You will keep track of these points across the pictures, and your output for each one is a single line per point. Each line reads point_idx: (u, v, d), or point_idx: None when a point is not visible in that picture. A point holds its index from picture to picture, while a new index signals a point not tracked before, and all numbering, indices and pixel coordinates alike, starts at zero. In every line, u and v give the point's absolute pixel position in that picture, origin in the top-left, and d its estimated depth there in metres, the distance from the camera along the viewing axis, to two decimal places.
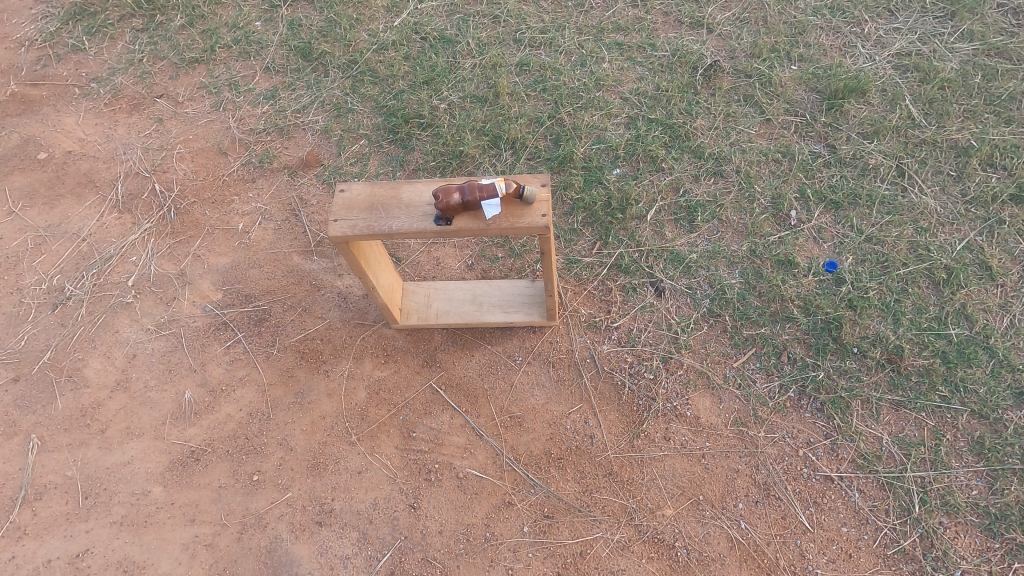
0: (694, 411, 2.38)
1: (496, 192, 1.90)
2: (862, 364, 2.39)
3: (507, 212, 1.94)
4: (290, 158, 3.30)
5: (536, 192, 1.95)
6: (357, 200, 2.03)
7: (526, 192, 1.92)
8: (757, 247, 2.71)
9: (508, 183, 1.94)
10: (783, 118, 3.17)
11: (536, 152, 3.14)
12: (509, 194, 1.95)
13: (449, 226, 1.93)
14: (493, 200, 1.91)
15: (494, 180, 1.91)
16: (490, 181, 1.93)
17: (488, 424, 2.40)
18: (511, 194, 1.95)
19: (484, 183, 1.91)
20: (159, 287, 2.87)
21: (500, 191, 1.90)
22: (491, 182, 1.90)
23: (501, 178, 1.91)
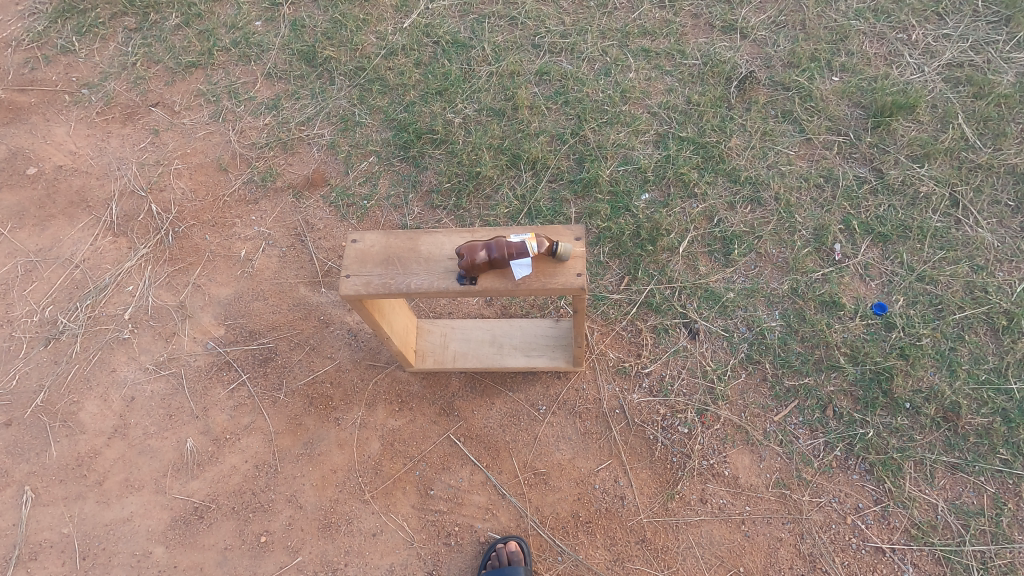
0: (733, 471, 2.22)
1: (527, 251, 1.69)
2: (915, 422, 2.22)
3: (537, 271, 1.74)
4: (294, 177, 3.09)
5: (571, 248, 1.74)
6: (371, 252, 1.83)
7: (560, 249, 1.71)
8: (799, 285, 2.51)
9: (539, 239, 1.72)
10: (825, 137, 2.93)
11: (559, 173, 2.91)
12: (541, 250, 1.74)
13: (474, 285, 1.73)
14: (523, 260, 1.70)
15: (525, 237, 1.69)
16: (520, 237, 1.71)
17: (511, 481, 2.25)
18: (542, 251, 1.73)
19: (513, 242, 1.70)
20: (157, 321, 2.69)
21: (531, 250, 1.69)
22: (521, 238, 1.69)
23: (532, 235, 1.70)
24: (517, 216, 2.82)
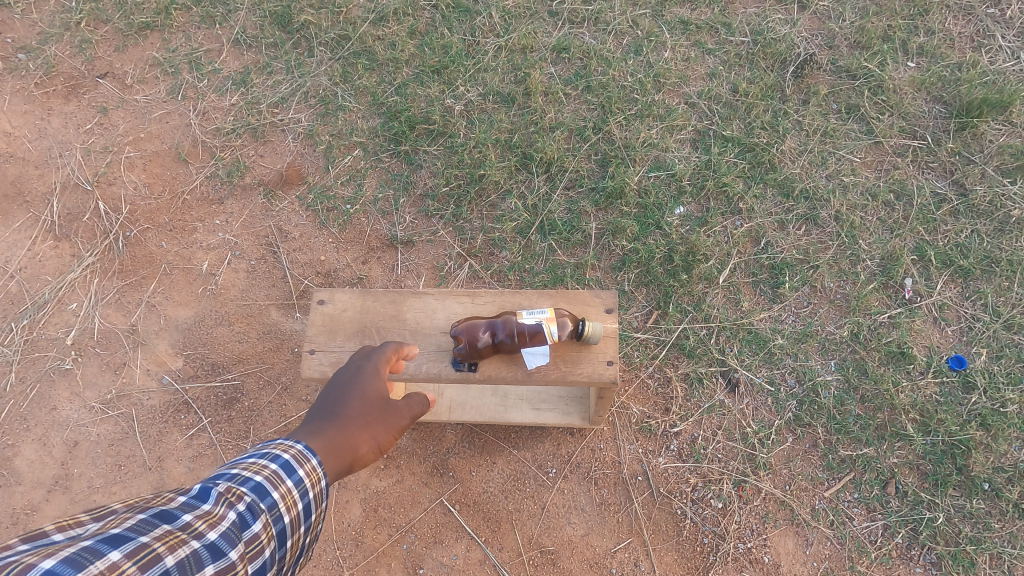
0: (774, 557, 1.89)
1: (542, 335, 1.29)
2: (994, 507, 1.88)
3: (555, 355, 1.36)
4: (266, 172, 2.64)
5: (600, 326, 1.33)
6: (343, 318, 1.44)
7: (584, 330, 1.31)
8: (861, 330, 2.11)
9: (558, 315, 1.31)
10: (896, 141, 2.45)
11: (578, 177, 2.46)
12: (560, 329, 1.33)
13: (473, 373, 1.35)
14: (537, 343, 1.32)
15: (539, 317, 1.27)
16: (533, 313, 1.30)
17: (513, 561, 1.93)
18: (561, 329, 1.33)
19: (523, 322, 1.29)
20: (105, 349, 2.31)
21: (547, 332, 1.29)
22: (535, 320, 1.28)
23: (550, 312, 1.28)
24: (527, 230, 2.38)
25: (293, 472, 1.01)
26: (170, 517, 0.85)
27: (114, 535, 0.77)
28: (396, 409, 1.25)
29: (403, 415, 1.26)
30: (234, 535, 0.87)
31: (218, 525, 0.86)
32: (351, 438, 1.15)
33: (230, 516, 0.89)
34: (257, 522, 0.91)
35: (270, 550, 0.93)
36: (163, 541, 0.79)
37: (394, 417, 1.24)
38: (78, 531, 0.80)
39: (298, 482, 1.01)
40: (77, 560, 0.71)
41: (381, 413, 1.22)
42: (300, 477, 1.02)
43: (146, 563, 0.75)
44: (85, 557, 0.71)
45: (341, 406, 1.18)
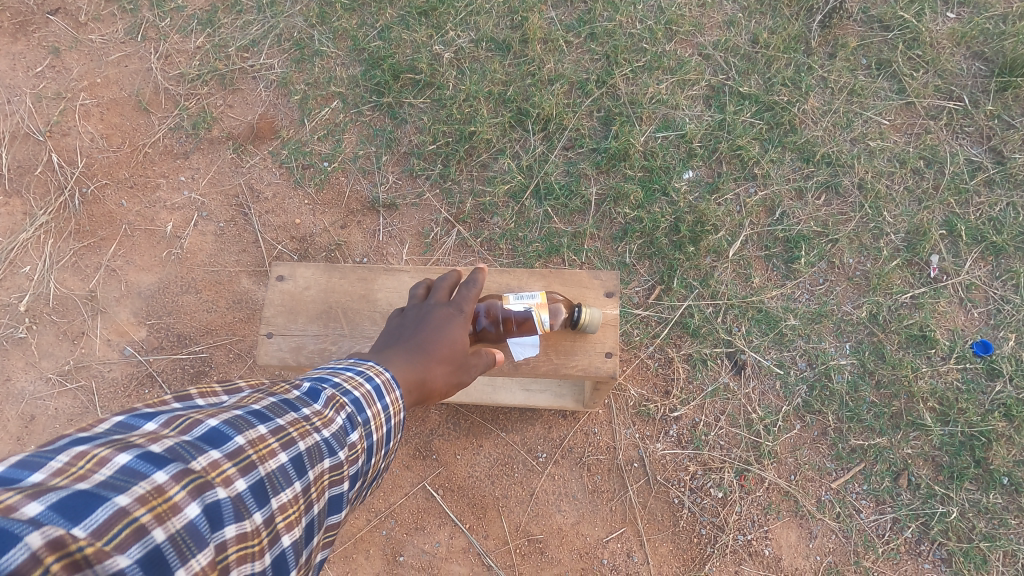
0: (775, 550, 1.78)
1: (532, 324, 1.13)
2: (1012, 502, 1.76)
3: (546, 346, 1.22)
4: (236, 124, 2.40)
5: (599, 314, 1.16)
6: (305, 297, 1.26)
7: (580, 318, 1.14)
8: (880, 311, 1.95)
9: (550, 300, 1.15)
10: (930, 102, 2.22)
11: (578, 136, 2.23)
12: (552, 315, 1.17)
13: None
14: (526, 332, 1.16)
15: (529, 304, 1.11)
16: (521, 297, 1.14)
17: (499, 550, 1.82)
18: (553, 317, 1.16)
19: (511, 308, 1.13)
20: (62, 316, 2.14)
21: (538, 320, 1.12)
22: (524, 310, 1.11)
23: (541, 296, 1.12)
24: (520, 194, 2.18)
25: (380, 398, 0.94)
26: (296, 406, 0.86)
27: (256, 411, 0.82)
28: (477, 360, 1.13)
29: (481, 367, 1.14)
30: (344, 438, 0.86)
31: (331, 425, 0.85)
32: (432, 377, 1.04)
33: (340, 420, 0.87)
34: (356, 435, 0.88)
35: (363, 463, 0.90)
36: (294, 426, 0.82)
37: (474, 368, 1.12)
38: (216, 401, 0.90)
39: (388, 405, 0.95)
40: (230, 427, 0.78)
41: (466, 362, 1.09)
42: (387, 403, 0.95)
43: (283, 444, 0.79)
44: (235, 425, 0.78)
45: (430, 339, 1.06)
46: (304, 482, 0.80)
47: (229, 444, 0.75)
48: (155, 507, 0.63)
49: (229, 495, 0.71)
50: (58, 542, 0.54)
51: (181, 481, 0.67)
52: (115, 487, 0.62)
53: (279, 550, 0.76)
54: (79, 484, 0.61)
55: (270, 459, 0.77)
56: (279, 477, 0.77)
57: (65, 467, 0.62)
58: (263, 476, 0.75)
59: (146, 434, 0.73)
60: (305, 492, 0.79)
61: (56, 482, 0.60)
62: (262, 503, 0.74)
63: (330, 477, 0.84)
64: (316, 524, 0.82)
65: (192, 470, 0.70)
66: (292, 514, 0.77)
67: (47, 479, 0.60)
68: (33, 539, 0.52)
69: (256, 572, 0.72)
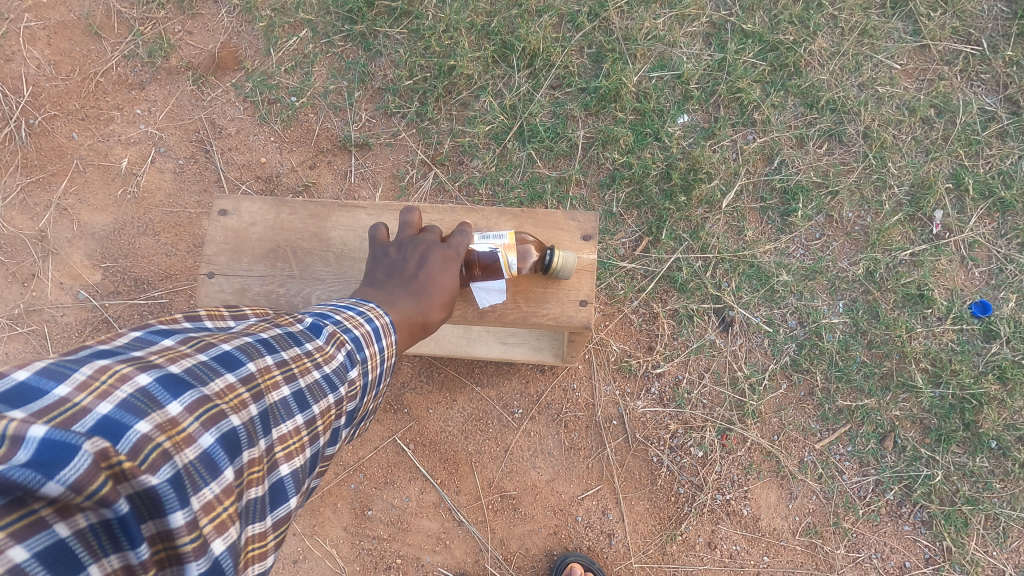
0: (753, 510, 1.73)
1: (497, 268, 1.04)
2: (997, 466, 1.71)
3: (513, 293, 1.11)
4: (195, 53, 2.20)
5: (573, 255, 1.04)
6: (250, 235, 1.14)
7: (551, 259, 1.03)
8: (877, 268, 1.85)
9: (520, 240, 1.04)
10: (946, 45, 2.06)
11: (566, 74, 2.06)
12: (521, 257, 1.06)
13: None
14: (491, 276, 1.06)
15: (494, 244, 1.01)
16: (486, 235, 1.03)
17: (470, 505, 1.77)
18: (522, 260, 1.05)
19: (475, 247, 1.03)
20: (10, 257, 2.00)
21: (504, 261, 1.01)
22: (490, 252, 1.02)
23: (508, 235, 1.01)
24: (502, 136, 2.03)
25: (378, 342, 0.87)
26: (300, 340, 0.80)
27: (263, 340, 0.77)
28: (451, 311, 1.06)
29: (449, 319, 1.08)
30: (343, 374, 0.80)
31: (333, 361, 0.79)
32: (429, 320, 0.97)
33: (341, 358, 0.81)
34: (352, 374, 0.82)
35: (360, 401, 0.85)
36: (298, 361, 0.76)
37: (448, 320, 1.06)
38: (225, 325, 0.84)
39: (384, 348, 0.88)
40: (241, 353, 0.73)
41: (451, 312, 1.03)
42: (382, 347, 0.87)
43: (287, 377, 0.74)
44: (246, 352, 0.73)
45: (432, 283, 0.97)
46: (308, 416, 0.75)
47: (241, 370, 0.70)
48: (175, 433, 0.59)
49: (241, 421, 0.67)
50: (107, 452, 0.51)
51: (197, 409, 0.63)
52: (134, 408, 0.58)
53: (278, 479, 0.71)
54: (104, 404, 0.57)
55: (275, 391, 0.72)
56: (282, 409, 0.72)
57: (89, 381, 0.58)
58: (269, 406, 0.71)
59: (161, 353, 0.68)
60: (309, 425, 0.75)
61: (79, 398, 0.56)
62: (268, 431, 0.70)
63: (334, 413, 0.79)
64: (318, 457, 0.78)
65: (207, 396, 0.65)
66: (293, 445, 0.73)
67: (72, 394, 0.56)
68: (89, 446, 0.50)
69: (259, 498, 0.68)
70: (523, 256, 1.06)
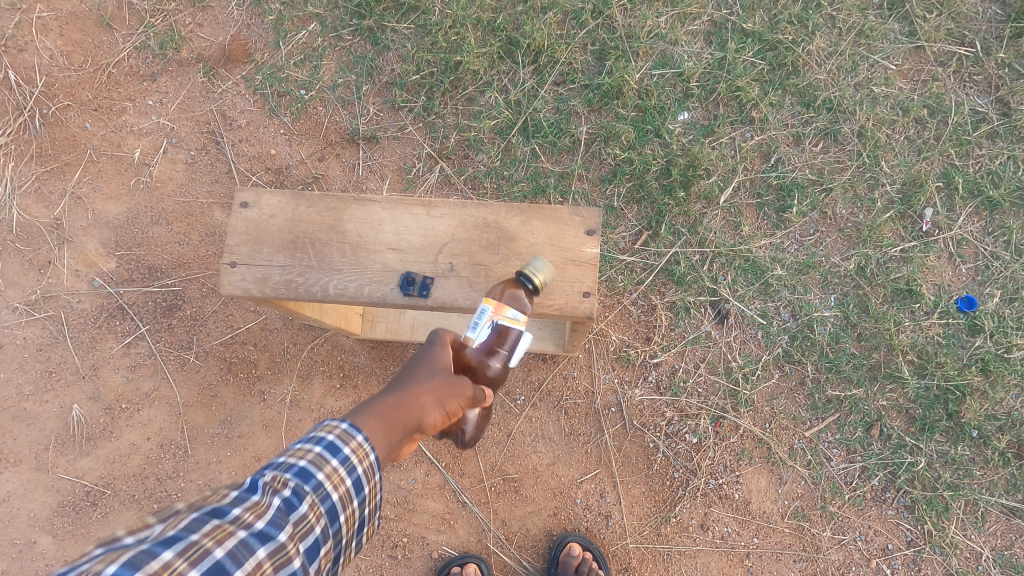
0: (745, 494, 1.81)
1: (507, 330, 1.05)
2: (978, 454, 1.79)
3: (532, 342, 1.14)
4: (206, 45, 2.24)
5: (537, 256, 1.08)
6: (270, 226, 1.19)
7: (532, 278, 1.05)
8: (869, 264, 1.92)
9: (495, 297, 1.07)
10: (940, 47, 2.11)
11: (570, 71, 2.11)
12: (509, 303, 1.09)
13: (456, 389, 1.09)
14: (508, 344, 1.07)
15: (486, 321, 1.03)
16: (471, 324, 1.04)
17: (473, 488, 1.84)
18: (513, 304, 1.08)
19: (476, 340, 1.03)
20: (26, 244, 2.05)
21: (504, 318, 1.04)
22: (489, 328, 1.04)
23: (486, 302, 1.03)
24: (507, 131, 2.08)
25: (359, 435, 0.84)
26: (218, 513, 0.72)
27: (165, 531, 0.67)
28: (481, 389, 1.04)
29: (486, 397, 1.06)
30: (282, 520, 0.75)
31: (265, 513, 0.75)
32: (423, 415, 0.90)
33: (278, 503, 0.76)
34: (327, 470, 0.81)
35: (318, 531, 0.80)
36: (210, 535, 0.69)
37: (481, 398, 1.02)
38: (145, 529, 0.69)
39: (367, 440, 0.85)
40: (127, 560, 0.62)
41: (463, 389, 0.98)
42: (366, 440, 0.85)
43: (194, 561, 0.65)
44: (138, 557, 0.63)
45: (409, 376, 0.94)
46: (271, 545, 0.73)
47: None
48: None
49: None
50: None
51: None
52: None
53: None
54: None
55: None
56: None
57: None
58: (222, 554, 0.68)
59: None
60: None
61: None
62: None
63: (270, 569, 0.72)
64: None
65: None
66: None
67: None
68: None
69: None
70: (510, 303, 1.10)
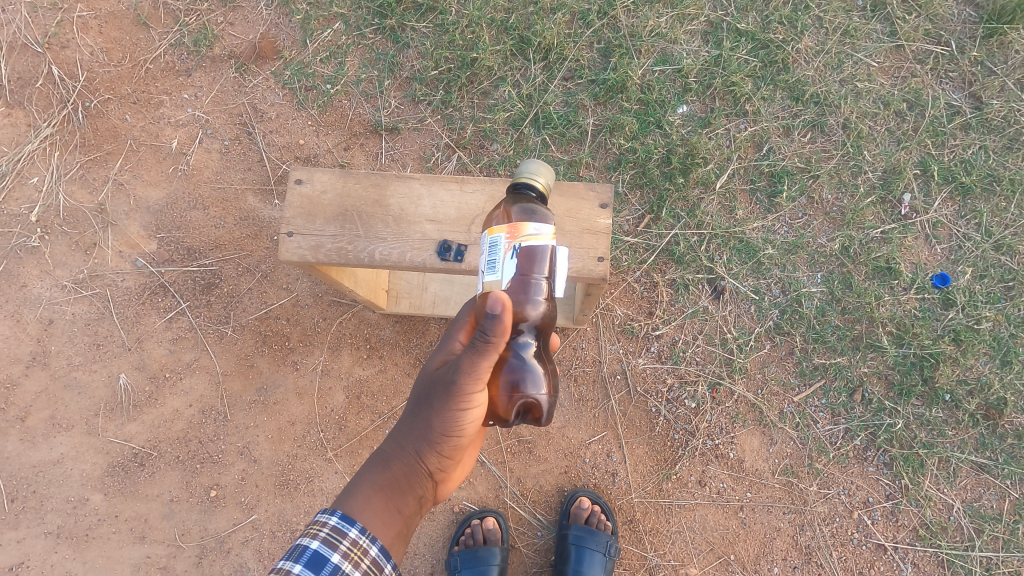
0: (739, 453, 1.99)
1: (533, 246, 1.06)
2: (951, 416, 1.97)
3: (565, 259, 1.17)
4: (237, 43, 2.40)
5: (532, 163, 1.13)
6: (322, 201, 1.36)
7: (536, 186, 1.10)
8: (852, 244, 2.09)
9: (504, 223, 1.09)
10: (918, 46, 2.29)
11: (577, 67, 2.28)
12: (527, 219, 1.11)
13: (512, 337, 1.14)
14: (540, 260, 1.08)
15: (506, 247, 1.06)
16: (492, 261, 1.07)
17: (491, 449, 2.00)
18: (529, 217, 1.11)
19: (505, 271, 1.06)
20: (73, 227, 2.20)
21: (524, 238, 1.06)
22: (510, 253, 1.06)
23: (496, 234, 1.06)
24: (520, 123, 2.25)
25: (351, 527, 1.09)
26: None
27: None
28: (482, 330, 0.95)
29: (494, 330, 0.94)
30: None
31: None
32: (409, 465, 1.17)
33: None
34: (347, 542, 1.08)
35: None
36: None
37: (472, 393, 1.07)
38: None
39: (359, 534, 1.09)
40: None
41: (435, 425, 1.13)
42: (358, 534, 1.09)
43: None
44: None
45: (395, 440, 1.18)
46: None
47: None
48: None
49: None
50: None
51: None
52: None
53: None
54: None
55: None
56: None
57: None
58: None
59: None
60: None
61: None
62: None
63: None
64: None
65: None
66: None
67: None
68: None
69: None
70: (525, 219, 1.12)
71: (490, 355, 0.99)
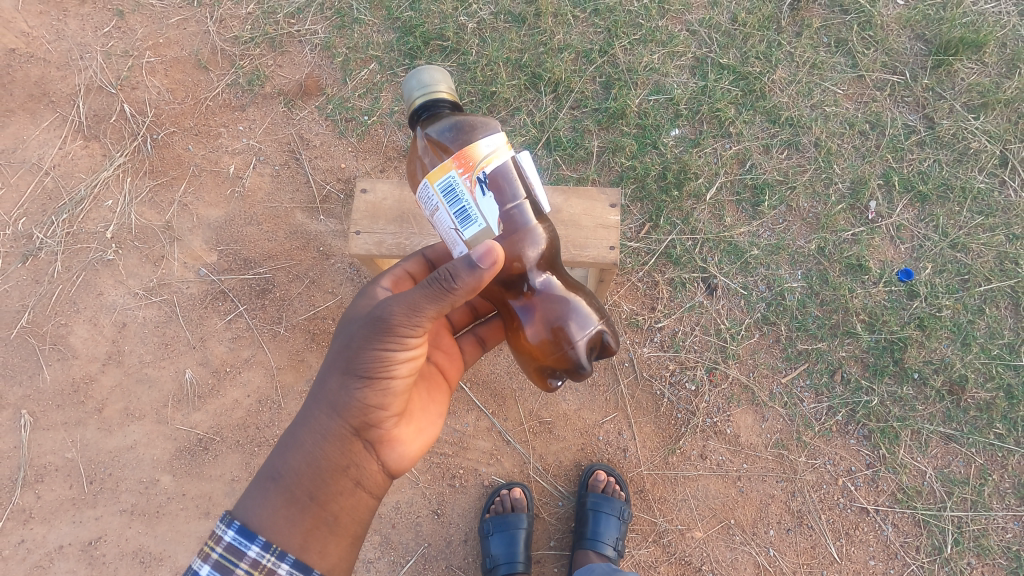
0: (735, 429, 2.24)
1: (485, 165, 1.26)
2: (920, 392, 2.24)
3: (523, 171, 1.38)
4: (285, 82, 2.76)
5: (419, 75, 1.32)
6: (383, 206, 1.67)
7: (434, 98, 1.31)
8: (827, 245, 2.40)
9: (440, 167, 1.24)
10: (877, 76, 2.64)
11: (582, 98, 2.62)
12: (457, 137, 1.35)
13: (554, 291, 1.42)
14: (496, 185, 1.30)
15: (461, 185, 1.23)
16: (462, 206, 1.23)
17: (515, 429, 2.26)
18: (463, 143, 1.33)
19: (481, 209, 1.22)
20: (143, 243, 2.51)
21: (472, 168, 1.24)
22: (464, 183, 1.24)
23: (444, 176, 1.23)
24: (534, 146, 2.58)
25: (250, 545, 1.21)
26: None
27: None
28: (442, 280, 1.15)
29: (464, 278, 1.15)
30: None
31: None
32: (327, 441, 1.29)
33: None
34: (245, 563, 1.20)
35: None
36: None
37: (396, 339, 1.23)
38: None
39: (261, 551, 1.20)
40: None
41: (351, 378, 1.27)
42: (259, 552, 1.20)
43: None
44: None
45: (307, 423, 1.30)
46: None
47: None
48: None
49: None
50: None
51: None
52: None
53: None
54: None
55: None
56: None
57: None
58: None
59: None
60: None
61: None
62: None
63: None
64: None
65: None
66: None
67: None
68: None
69: None
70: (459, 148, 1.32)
71: (446, 301, 1.18)
